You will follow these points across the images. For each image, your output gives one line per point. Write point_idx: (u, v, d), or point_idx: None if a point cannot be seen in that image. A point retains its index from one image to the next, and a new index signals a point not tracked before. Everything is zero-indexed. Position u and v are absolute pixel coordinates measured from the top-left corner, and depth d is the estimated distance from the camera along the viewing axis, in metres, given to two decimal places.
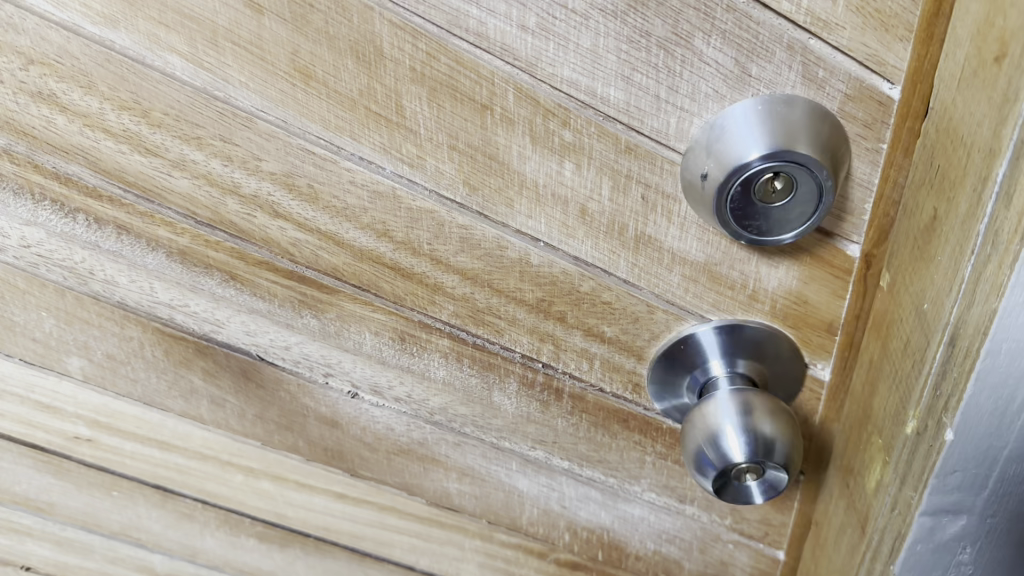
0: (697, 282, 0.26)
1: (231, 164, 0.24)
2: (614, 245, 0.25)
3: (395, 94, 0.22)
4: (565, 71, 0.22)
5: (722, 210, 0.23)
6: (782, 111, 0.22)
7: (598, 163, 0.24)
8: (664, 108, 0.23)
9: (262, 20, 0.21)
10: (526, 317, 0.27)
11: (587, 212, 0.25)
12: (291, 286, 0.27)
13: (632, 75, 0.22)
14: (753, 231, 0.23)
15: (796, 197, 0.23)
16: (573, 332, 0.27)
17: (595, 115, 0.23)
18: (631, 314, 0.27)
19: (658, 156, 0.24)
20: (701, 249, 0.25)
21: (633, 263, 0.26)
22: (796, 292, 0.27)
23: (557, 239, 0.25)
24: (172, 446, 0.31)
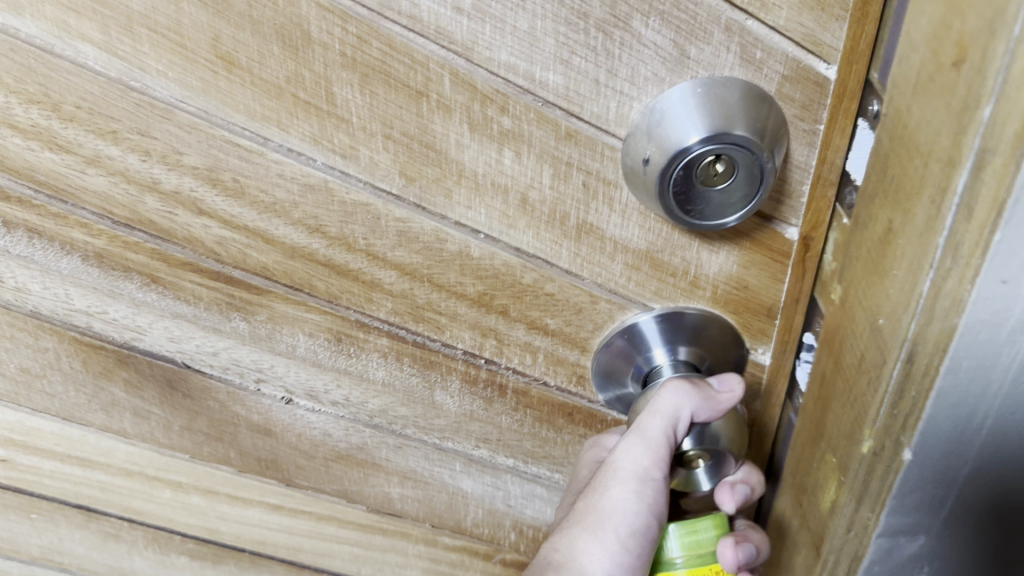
0: (639, 271, 0.26)
1: (150, 159, 0.22)
2: (556, 235, 0.25)
3: (325, 81, 0.21)
4: (502, 55, 0.21)
5: (665, 197, 0.23)
6: (720, 93, 0.22)
7: (538, 150, 0.23)
8: (603, 92, 0.22)
9: (180, 4, 0.20)
10: (467, 312, 0.26)
11: (528, 200, 0.24)
12: (218, 288, 0.25)
13: (571, 59, 0.22)
14: (694, 216, 0.23)
15: (737, 183, 0.23)
16: (516, 325, 0.27)
17: (534, 100, 0.22)
18: (574, 305, 0.26)
19: (598, 142, 0.23)
20: (643, 237, 0.25)
21: (575, 253, 0.25)
22: (736, 277, 0.26)
23: (498, 231, 0.25)
24: (94, 463, 0.30)
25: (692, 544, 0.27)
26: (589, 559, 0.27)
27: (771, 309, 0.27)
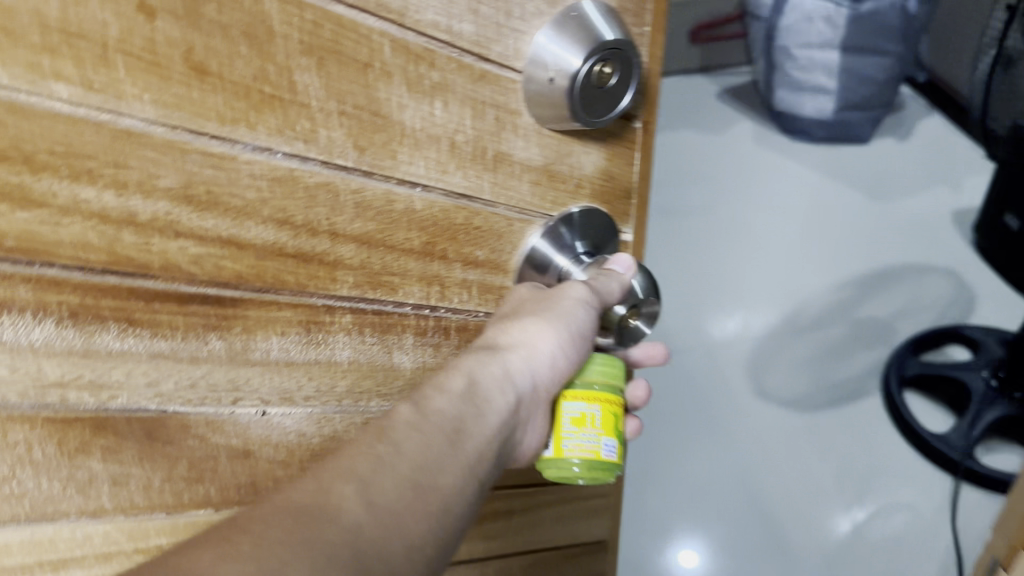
0: (541, 184, 0.31)
1: (126, 190, 0.22)
2: (479, 169, 0.29)
3: (287, 71, 0.23)
4: (428, 15, 0.25)
5: (577, 107, 0.28)
6: (580, 17, 0.27)
7: (460, 96, 0.27)
8: (503, 32, 0.27)
9: (154, 23, 0.21)
10: (416, 266, 0.29)
11: (456, 144, 0.28)
12: (193, 312, 0.25)
13: (479, 8, 0.26)
14: (591, 114, 0.29)
15: (618, 87, 0.29)
16: (454, 266, 0.30)
17: (453, 51, 0.26)
18: (496, 232, 0.31)
19: (503, 78, 0.27)
20: (541, 153, 0.30)
21: (492, 183, 0.29)
22: (604, 170, 0.33)
23: (434, 178, 0.28)
24: (67, 562, 0.27)
25: (602, 373, 0.32)
26: (539, 339, 0.31)
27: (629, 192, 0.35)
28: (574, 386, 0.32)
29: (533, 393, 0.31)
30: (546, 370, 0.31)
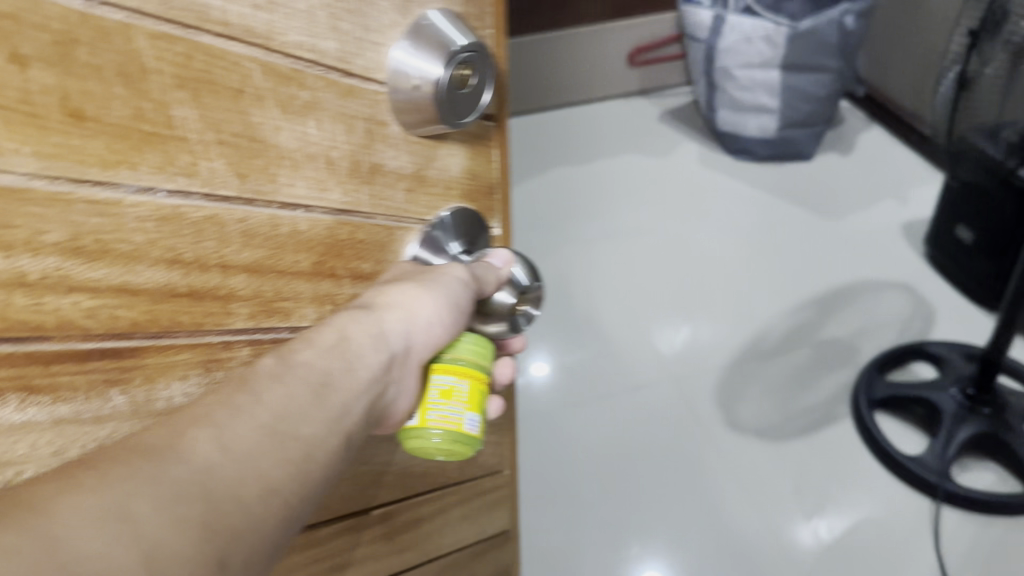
0: (416, 192, 0.33)
1: (10, 252, 0.21)
2: (357, 184, 0.30)
3: (163, 107, 0.23)
4: (293, 35, 0.25)
5: (446, 116, 0.30)
6: (431, 26, 0.29)
7: (331, 113, 0.28)
8: (365, 47, 0.28)
9: (27, 72, 0.20)
10: (307, 287, 0.30)
11: (332, 160, 0.28)
12: (93, 370, 0.24)
13: (341, 26, 0.27)
14: (457, 115, 0.31)
15: (474, 88, 0.31)
16: (343, 281, 0.32)
17: (320, 70, 0.27)
18: (379, 244, 0.33)
19: (368, 90, 0.29)
20: (411, 162, 0.32)
21: (372, 196, 0.31)
22: (472, 172, 0.35)
23: (313, 198, 0.29)
24: None
25: (473, 352, 0.34)
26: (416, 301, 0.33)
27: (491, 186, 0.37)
28: (441, 358, 0.34)
29: (406, 351, 0.33)
30: (425, 335, 0.33)
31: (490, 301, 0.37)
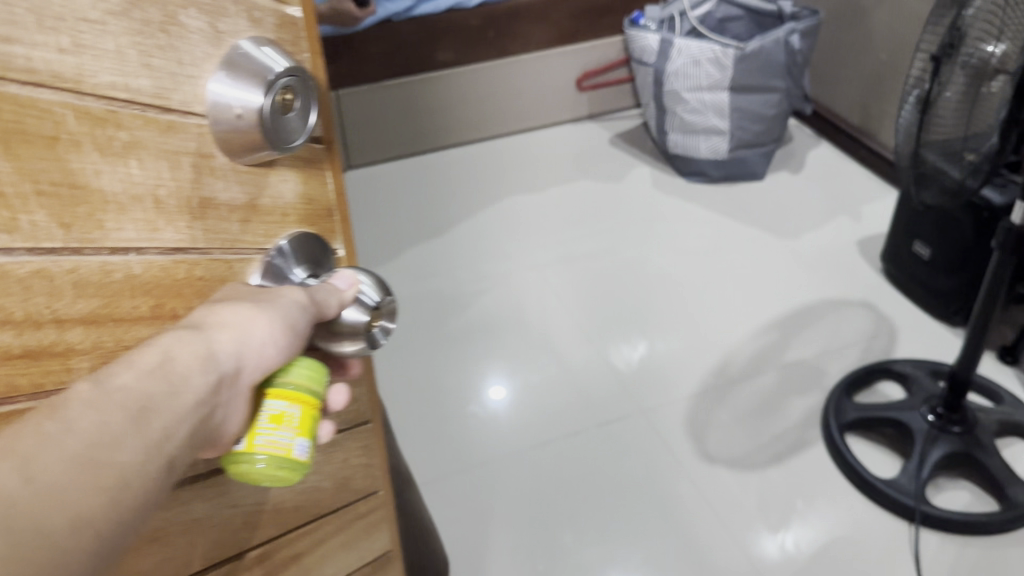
0: (158, 169, 0.43)
1: None
2: (88, 157, 0.40)
3: None
4: (19, 47, 0.35)
5: (268, 138, 0.46)
6: (250, 71, 0.45)
7: (54, 105, 0.37)
8: (80, 54, 0.38)
9: None
10: (31, 232, 0.38)
11: (56, 139, 0.38)
12: None
13: (55, 39, 0.37)
14: (280, 138, 0.47)
15: (295, 113, 0.47)
16: (78, 236, 0.40)
17: (37, 66, 0.36)
18: (118, 204, 0.42)
19: (90, 87, 0.39)
20: (149, 157, 0.42)
21: (204, 227, 0.47)
22: (232, 165, 0.47)
23: (21, 166, 0.37)
24: None
25: (301, 380, 0.51)
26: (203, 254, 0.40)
27: (330, 209, 0.57)
28: None
29: (236, 371, 0.48)
30: (253, 357, 0.48)
31: (338, 318, 0.55)
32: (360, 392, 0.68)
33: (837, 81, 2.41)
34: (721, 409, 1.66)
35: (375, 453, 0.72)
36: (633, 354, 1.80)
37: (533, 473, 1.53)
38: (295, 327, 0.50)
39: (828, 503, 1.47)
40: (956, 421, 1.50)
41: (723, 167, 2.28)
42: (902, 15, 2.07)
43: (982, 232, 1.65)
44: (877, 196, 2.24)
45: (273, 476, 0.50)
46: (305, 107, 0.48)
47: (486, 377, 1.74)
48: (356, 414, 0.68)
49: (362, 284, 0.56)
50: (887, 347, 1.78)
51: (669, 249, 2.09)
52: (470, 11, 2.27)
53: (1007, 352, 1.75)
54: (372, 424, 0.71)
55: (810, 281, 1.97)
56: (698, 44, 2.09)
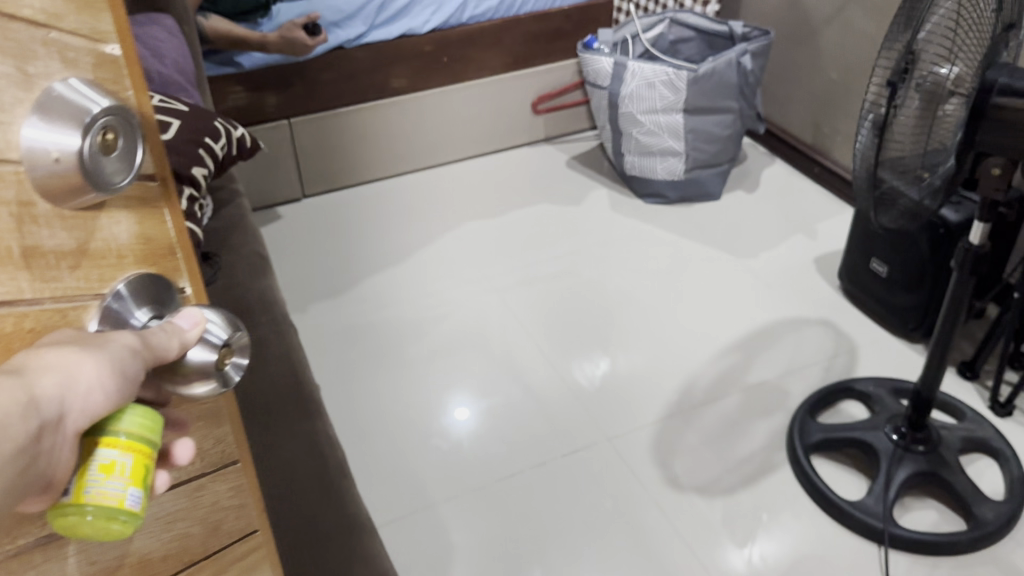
0: None
1: None
2: None
3: None
4: None
5: (89, 180, 0.40)
6: (64, 110, 0.40)
7: None
8: None
9: None
10: None
11: None
12: None
13: None
14: (102, 180, 0.41)
15: (116, 151, 0.42)
16: None
17: None
18: None
19: None
20: None
21: (30, 276, 0.42)
22: (59, 212, 0.43)
23: None
24: None
25: (138, 428, 0.44)
26: None
27: (172, 248, 0.52)
28: None
29: (60, 417, 0.40)
30: (77, 402, 0.41)
31: (184, 360, 0.48)
32: (222, 429, 0.59)
33: (789, 100, 2.43)
34: (685, 435, 1.64)
35: (248, 494, 0.62)
36: (595, 370, 1.79)
37: (498, 508, 1.49)
38: (125, 371, 0.43)
39: (792, 517, 1.48)
40: (920, 440, 1.50)
41: (680, 189, 2.28)
42: (851, 34, 2.10)
43: (937, 250, 1.66)
44: (832, 214, 2.25)
45: (105, 531, 0.42)
46: (130, 144, 0.43)
47: (448, 407, 1.70)
48: (221, 453, 0.59)
49: (209, 321, 0.49)
50: (848, 366, 1.78)
51: (630, 271, 2.08)
52: (422, 37, 2.26)
53: (966, 367, 1.75)
54: (240, 463, 0.61)
55: (769, 301, 1.97)
56: (651, 65, 2.10)
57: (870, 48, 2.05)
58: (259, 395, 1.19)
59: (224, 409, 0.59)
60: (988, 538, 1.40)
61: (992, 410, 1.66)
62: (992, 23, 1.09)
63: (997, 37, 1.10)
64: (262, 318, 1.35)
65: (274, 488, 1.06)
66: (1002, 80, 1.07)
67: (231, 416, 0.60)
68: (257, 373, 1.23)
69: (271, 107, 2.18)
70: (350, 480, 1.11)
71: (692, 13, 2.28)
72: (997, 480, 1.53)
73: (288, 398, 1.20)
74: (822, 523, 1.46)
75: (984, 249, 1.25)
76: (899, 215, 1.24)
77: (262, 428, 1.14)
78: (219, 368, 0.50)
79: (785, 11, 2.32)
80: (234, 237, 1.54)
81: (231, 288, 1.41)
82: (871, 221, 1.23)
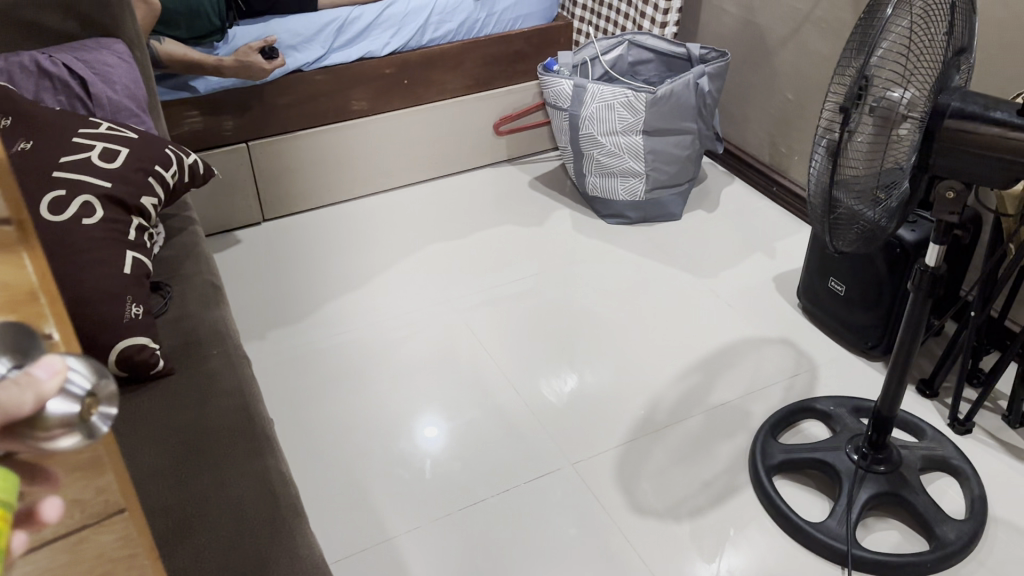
0: None
1: None
2: None
3: None
4: None
5: None
6: None
7: None
8: None
9: None
10: None
11: None
12: None
13: None
14: None
15: None
16: None
17: None
18: None
19: None
20: None
21: None
22: None
23: None
24: None
25: None
26: None
27: None
28: None
29: None
30: None
31: None
32: (106, 479, 0.42)
33: (747, 121, 2.45)
34: (648, 458, 1.63)
35: (142, 542, 0.47)
36: (562, 387, 1.79)
37: (461, 539, 1.47)
38: None
39: (758, 531, 1.48)
40: (880, 461, 1.50)
41: (640, 209, 2.29)
42: (807, 55, 2.12)
43: (894, 270, 1.67)
44: (791, 233, 2.27)
45: None
46: None
47: (416, 428, 1.69)
48: (105, 504, 0.43)
49: (71, 367, 0.35)
50: (808, 385, 1.78)
51: (593, 292, 2.07)
52: (381, 60, 2.25)
53: (926, 386, 1.76)
54: (133, 509, 0.45)
55: (730, 321, 1.97)
56: (610, 87, 2.11)
57: (826, 69, 2.07)
58: (208, 433, 1.17)
59: (108, 457, 0.42)
60: (952, 558, 1.39)
61: (951, 428, 1.66)
62: (943, 48, 1.09)
63: (949, 61, 1.10)
64: (213, 350, 1.32)
65: (222, 530, 1.04)
66: (955, 104, 1.07)
67: (117, 461, 0.43)
68: (207, 409, 1.21)
69: (227, 131, 2.15)
70: (302, 517, 1.08)
71: (650, 35, 2.29)
72: (958, 499, 1.53)
73: (238, 435, 1.17)
74: (784, 546, 1.46)
75: (941, 270, 1.24)
76: (854, 239, 1.22)
77: (210, 467, 1.12)
78: (82, 419, 0.35)
79: (742, 33, 2.34)
80: (186, 266, 1.52)
81: (182, 319, 1.38)
82: (828, 245, 1.21)
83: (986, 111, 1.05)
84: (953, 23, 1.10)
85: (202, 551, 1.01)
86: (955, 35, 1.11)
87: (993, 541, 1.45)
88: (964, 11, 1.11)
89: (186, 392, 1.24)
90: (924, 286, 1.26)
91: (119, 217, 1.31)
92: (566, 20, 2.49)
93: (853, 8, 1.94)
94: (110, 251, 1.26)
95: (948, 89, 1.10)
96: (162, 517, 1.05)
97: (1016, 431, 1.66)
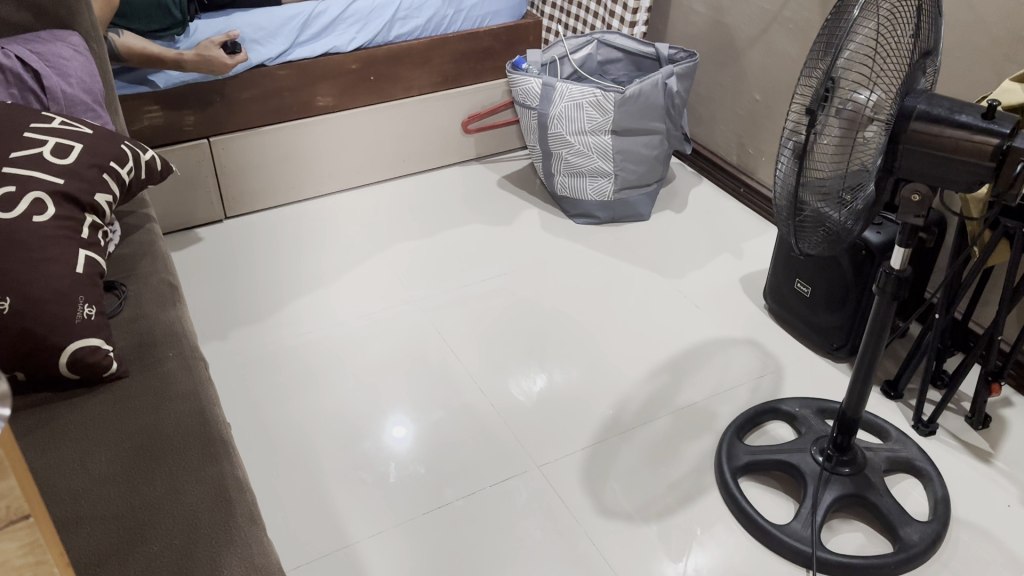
0: None
1: None
2: None
3: None
4: None
5: None
6: None
7: None
8: None
9: None
10: None
11: None
12: None
13: None
14: None
15: None
16: None
17: None
18: None
19: None
20: None
21: None
22: None
23: None
24: None
25: None
26: None
27: None
28: None
29: None
30: None
31: None
32: (9, 483, 0.46)
33: (714, 121, 2.45)
34: (615, 459, 1.61)
35: (49, 550, 0.50)
36: (532, 387, 1.78)
37: (423, 544, 1.44)
38: None
39: (725, 530, 1.48)
40: (845, 462, 1.50)
41: (609, 209, 2.28)
42: (775, 55, 2.12)
43: (860, 271, 1.67)
44: (758, 234, 2.27)
45: None
46: None
47: (385, 427, 1.67)
48: (7, 510, 0.47)
49: None
50: (774, 386, 1.78)
51: (562, 291, 2.05)
52: (347, 55, 2.21)
53: (890, 387, 1.76)
54: (38, 515, 0.49)
55: (698, 321, 1.96)
56: (579, 87, 2.09)
57: (793, 70, 2.08)
58: (162, 438, 1.13)
59: (7, 459, 0.46)
60: (915, 561, 1.39)
61: (916, 430, 1.67)
62: (909, 51, 1.08)
63: (915, 65, 1.10)
64: (169, 352, 1.28)
65: (174, 538, 1.00)
66: (920, 107, 1.07)
67: (16, 465, 0.47)
68: (162, 414, 1.17)
69: (189, 126, 2.11)
70: (259, 525, 1.05)
71: (619, 34, 2.28)
72: (922, 500, 1.53)
73: (194, 440, 1.13)
74: (751, 548, 1.45)
75: (906, 274, 1.23)
76: (820, 241, 1.20)
77: (165, 473, 1.08)
78: None
79: (710, 32, 2.33)
80: (142, 265, 1.48)
81: (137, 320, 1.34)
82: (794, 247, 1.20)
83: (952, 114, 1.05)
84: (920, 26, 1.09)
85: (154, 560, 0.98)
86: (921, 38, 1.10)
87: (957, 542, 1.45)
88: (930, 14, 1.11)
89: (142, 396, 1.20)
90: (889, 289, 1.25)
91: (72, 215, 1.27)
92: (535, 18, 2.48)
93: (820, 9, 1.94)
94: (62, 250, 1.22)
95: (913, 92, 1.10)
96: (113, 525, 1.01)
97: (979, 432, 1.67)
